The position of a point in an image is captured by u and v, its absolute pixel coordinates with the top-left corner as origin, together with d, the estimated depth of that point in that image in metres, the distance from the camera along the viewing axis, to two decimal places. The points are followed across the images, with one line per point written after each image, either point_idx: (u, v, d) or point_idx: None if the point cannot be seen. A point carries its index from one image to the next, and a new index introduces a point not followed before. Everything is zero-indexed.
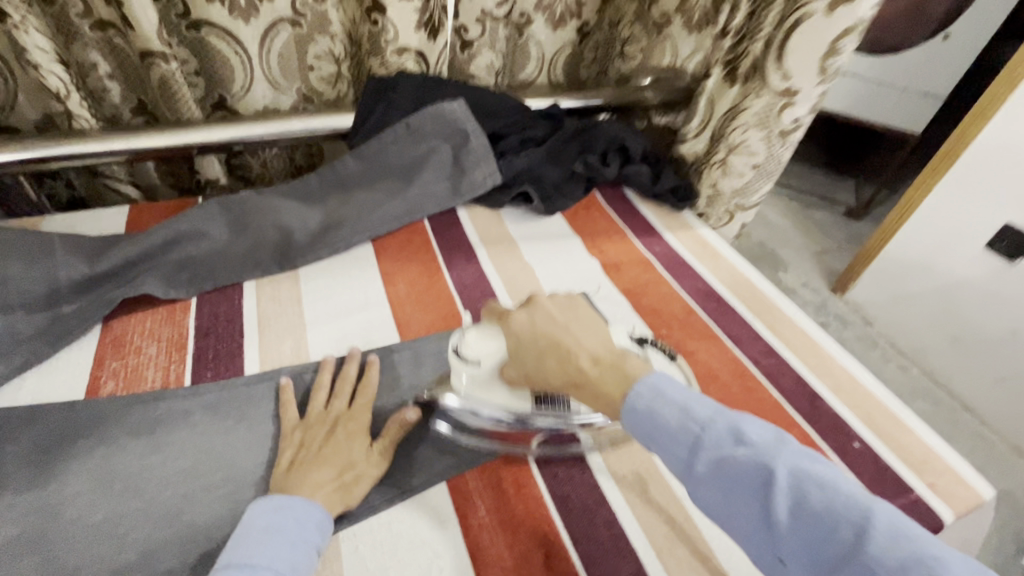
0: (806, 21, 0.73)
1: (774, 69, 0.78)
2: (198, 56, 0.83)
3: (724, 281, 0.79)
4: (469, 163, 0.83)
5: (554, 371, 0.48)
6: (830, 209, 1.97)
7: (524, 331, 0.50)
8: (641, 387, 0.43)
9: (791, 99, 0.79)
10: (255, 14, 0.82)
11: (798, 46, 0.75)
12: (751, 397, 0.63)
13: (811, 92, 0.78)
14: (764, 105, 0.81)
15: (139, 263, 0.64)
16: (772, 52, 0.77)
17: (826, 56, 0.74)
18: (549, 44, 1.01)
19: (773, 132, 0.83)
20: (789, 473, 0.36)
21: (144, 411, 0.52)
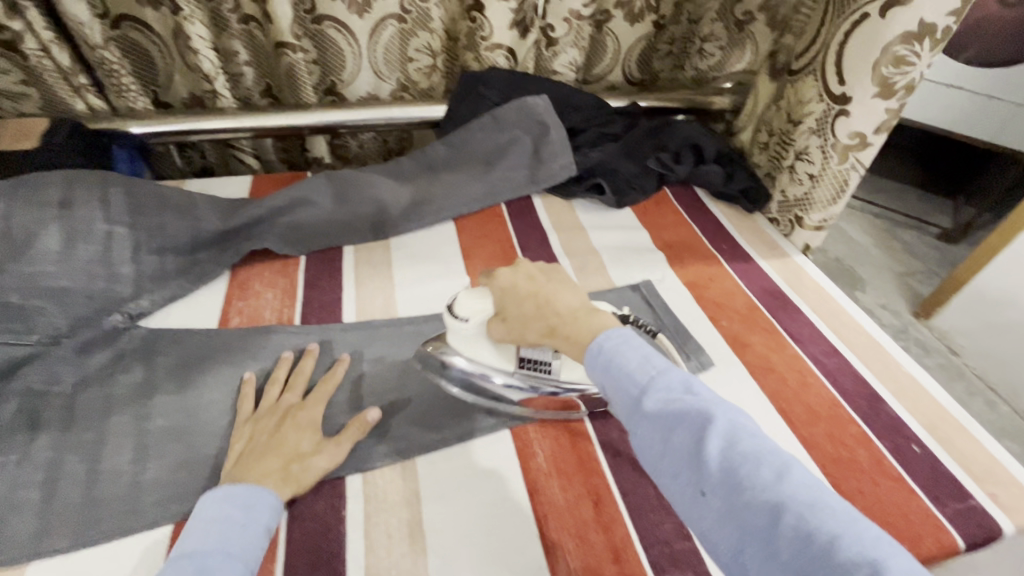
0: (864, 26, 0.74)
1: (832, 73, 0.79)
2: (319, 48, 0.94)
3: (790, 283, 0.80)
4: (547, 153, 0.89)
5: (530, 322, 0.51)
6: (920, 230, 1.85)
7: (504, 289, 0.54)
8: (612, 334, 0.46)
9: (846, 108, 0.78)
10: (367, 9, 0.91)
11: (856, 50, 0.75)
12: (806, 391, 0.64)
13: (869, 106, 0.77)
14: (822, 112, 0.82)
15: (263, 222, 0.75)
16: (830, 56, 0.79)
17: (880, 66, 0.73)
18: (626, 39, 1.02)
19: (830, 142, 0.82)
20: (795, 481, 0.35)
21: (264, 342, 0.63)
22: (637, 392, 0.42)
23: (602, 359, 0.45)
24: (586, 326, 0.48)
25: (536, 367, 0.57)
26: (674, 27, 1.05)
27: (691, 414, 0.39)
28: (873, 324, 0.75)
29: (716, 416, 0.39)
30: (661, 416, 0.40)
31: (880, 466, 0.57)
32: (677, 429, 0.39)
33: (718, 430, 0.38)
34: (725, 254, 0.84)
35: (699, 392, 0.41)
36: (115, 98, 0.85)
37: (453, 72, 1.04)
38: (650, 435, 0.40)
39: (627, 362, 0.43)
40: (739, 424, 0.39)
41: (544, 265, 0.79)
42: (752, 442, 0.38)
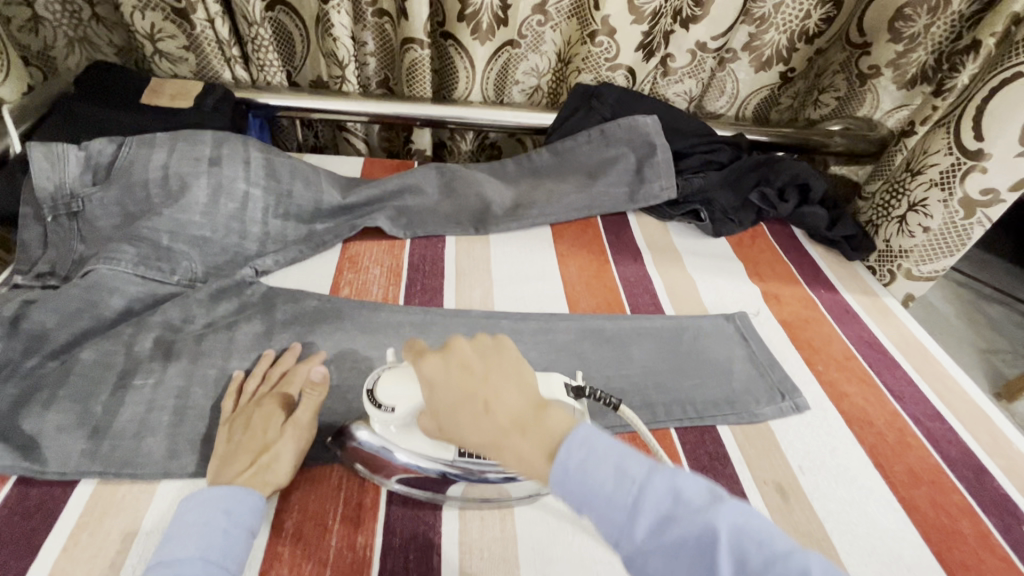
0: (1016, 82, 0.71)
1: (968, 128, 0.76)
2: (441, 60, 0.98)
3: (891, 337, 0.77)
4: (650, 174, 0.89)
5: (469, 427, 0.40)
6: (1008, 306, 1.74)
7: (433, 381, 0.42)
8: (574, 443, 0.37)
9: (983, 164, 0.76)
10: (492, 36, 0.92)
11: (1004, 110, 0.72)
12: (908, 452, 0.61)
13: (1009, 162, 0.74)
14: (951, 166, 0.79)
15: (375, 202, 0.79)
16: (970, 110, 0.76)
17: None
18: (746, 85, 1.04)
19: (957, 198, 0.79)
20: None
21: (370, 313, 0.66)
22: (625, 517, 0.35)
23: (538, 457, 0.38)
24: (521, 439, 0.38)
25: (477, 458, 0.48)
26: (801, 81, 1.05)
27: (689, 540, 0.33)
28: (979, 392, 0.71)
29: (653, 506, 0.35)
30: (605, 518, 0.36)
31: (986, 541, 0.54)
32: (626, 531, 0.35)
33: (662, 524, 0.34)
34: (823, 299, 0.82)
35: (635, 476, 0.36)
36: (256, 72, 0.92)
37: (557, 95, 1.05)
38: (661, 570, 0.34)
39: (603, 486, 0.36)
40: (680, 491, 0.35)
41: (638, 281, 0.79)
42: (761, 548, 0.33)
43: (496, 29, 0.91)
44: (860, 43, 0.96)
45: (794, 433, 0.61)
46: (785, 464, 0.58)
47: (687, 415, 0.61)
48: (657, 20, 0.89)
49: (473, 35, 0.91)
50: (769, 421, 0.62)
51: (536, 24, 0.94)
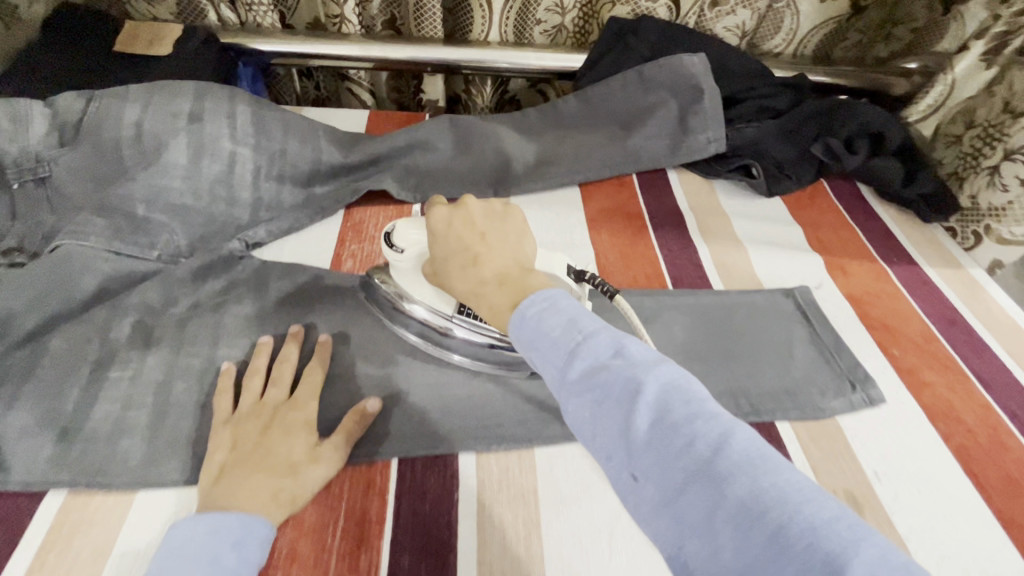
0: None
1: None
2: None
3: (978, 314, 0.66)
4: (696, 123, 0.77)
5: (457, 276, 0.44)
6: None
7: (437, 227, 0.46)
8: (537, 296, 0.37)
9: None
10: None
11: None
12: (1003, 455, 0.52)
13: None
14: None
15: (381, 161, 0.70)
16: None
17: None
18: (808, 17, 0.89)
19: None
20: (742, 450, 0.27)
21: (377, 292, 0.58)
22: (561, 356, 0.33)
23: (529, 326, 0.36)
24: (493, 290, 0.41)
25: (475, 316, 0.51)
26: (874, 12, 0.89)
27: (614, 385, 0.31)
28: None
29: (644, 380, 0.31)
30: (583, 390, 0.32)
31: None
32: (605, 404, 0.31)
33: (645, 399, 0.30)
34: (896, 269, 0.71)
35: (628, 350, 0.32)
36: (246, 13, 0.82)
37: (585, 33, 0.90)
38: (576, 409, 0.32)
39: (549, 325, 0.35)
40: (624, 347, 0.33)
41: (680, 250, 0.69)
42: (688, 407, 0.29)
43: None
44: None
45: (867, 431, 0.53)
46: (856, 468, 0.50)
47: (741, 410, 0.53)
48: None
49: None
50: (837, 417, 0.53)
51: None
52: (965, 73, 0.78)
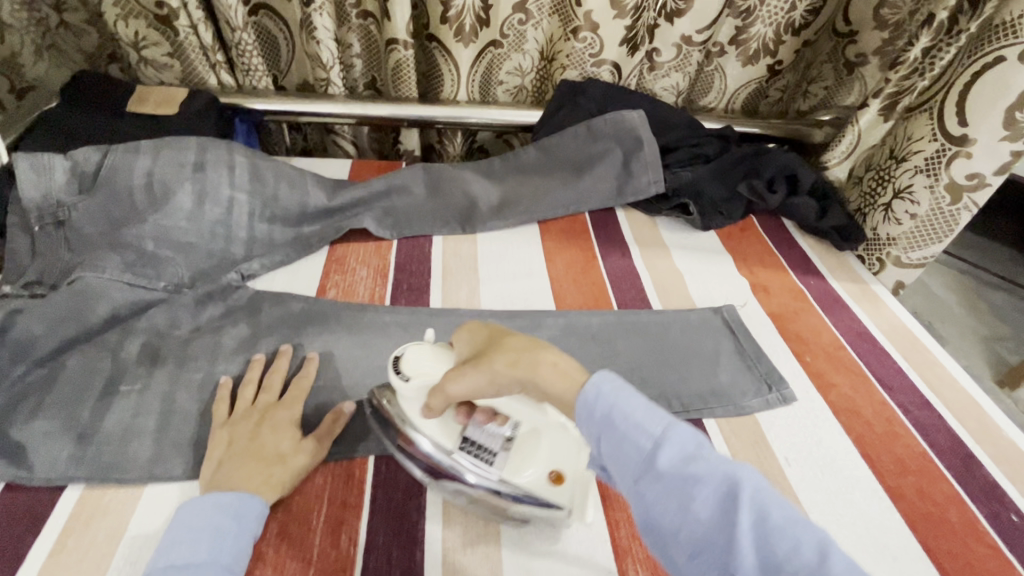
0: (998, 65, 0.72)
1: (952, 112, 0.76)
2: (426, 62, 0.99)
3: (881, 326, 0.77)
4: (637, 168, 0.89)
5: (498, 372, 0.44)
6: (1010, 295, 1.84)
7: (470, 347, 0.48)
8: (607, 380, 0.42)
9: (968, 150, 0.76)
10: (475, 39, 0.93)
11: (984, 94, 0.73)
12: (894, 441, 0.61)
13: (993, 147, 0.75)
14: (936, 150, 0.79)
15: (361, 204, 0.79)
16: (952, 96, 0.76)
17: (1013, 110, 0.72)
18: (735, 79, 1.03)
19: (942, 183, 0.79)
20: (827, 548, 0.34)
21: (356, 314, 0.66)
22: (652, 454, 0.39)
23: (608, 416, 0.40)
24: (545, 356, 0.45)
25: (480, 453, 0.48)
26: (788, 74, 1.05)
27: (711, 486, 0.37)
28: (970, 381, 0.71)
29: (734, 480, 0.37)
30: (677, 488, 0.37)
31: (973, 529, 0.54)
32: (700, 503, 0.37)
33: (740, 499, 0.36)
34: (812, 290, 0.81)
35: (713, 451, 0.39)
36: (242, 76, 0.93)
37: (541, 92, 1.04)
38: (669, 504, 0.37)
39: (638, 423, 0.40)
40: (707, 451, 0.39)
41: (625, 277, 0.79)
42: (777, 509, 0.36)
43: (478, 30, 0.92)
44: (846, 32, 0.96)
45: (780, 425, 0.61)
46: (770, 456, 0.58)
47: (673, 409, 0.61)
48: (639, 13, 0.89)
49: (456, 38, 0.92)
50: (755, 413, 0.62)
51: (517, 23, 0.93)
52: (868, 126, 0.89)
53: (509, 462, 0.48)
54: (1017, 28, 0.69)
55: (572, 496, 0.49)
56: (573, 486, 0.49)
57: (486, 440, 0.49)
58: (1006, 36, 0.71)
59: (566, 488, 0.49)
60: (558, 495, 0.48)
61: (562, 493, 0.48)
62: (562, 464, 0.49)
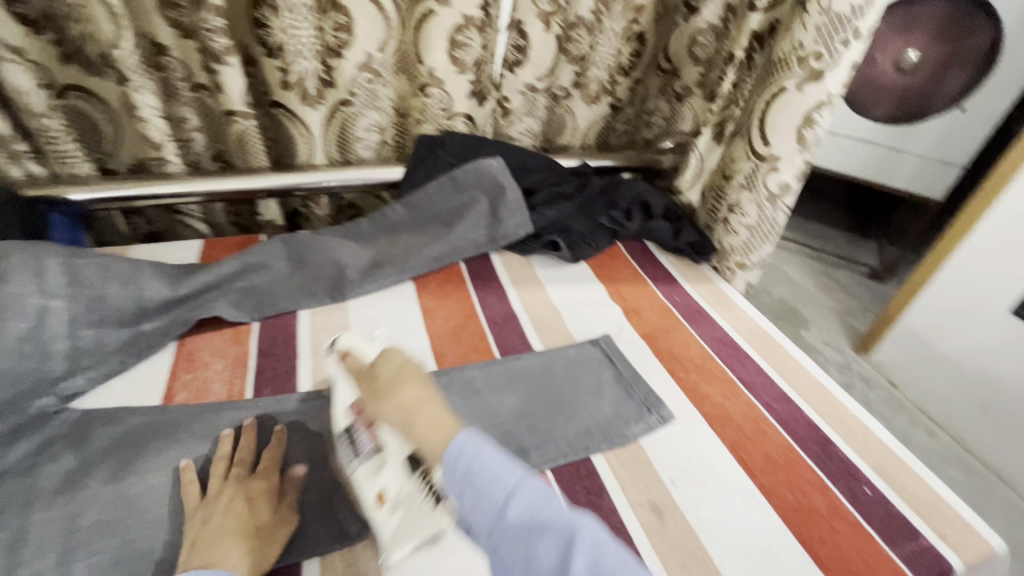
0: (782, 95, 0.81)
1: (757, 136, 0.86)
2: (275, 129, 0.94)
3: (739, 330, 0.84)
4: (504, 212, 0.90)
5: (380, 400, 0.53)
6: (854, 271, 2.13)
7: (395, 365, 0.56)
8: (461, 439, 0.46)
9: (773, 165, 0.85)
10: (321, 100, 0.91)
11: (778, 118, 0.82)
12: (762, 439, 0.66)
13: (794, 161, 0.84)
14: (752, 169, 0.89)
15: (212, 289, 0.73)
16: (755, 121, 0.86)
17: (801, 129, 0.81)
18: (584, 118, 1.11)
19: (763, 196, 0.89)
20: None
21: (212, 419, 0.60)
22: (496, 506, 0.43)
23: (461, 475, 0.44)
24: (426, 409, 0.50)
25: (352, 440, 0.55)
26: (629, 109, 1.15)
27: (549, 529, 0.41)
28: (817, 368, 0.79)
29: (576, 530, 0.40)
30: (518, 534, 0.41)
31: (837, 510, 0.59)
32: (539, 543, 0.40)
33: (579, 545, 0.39)
34: (678, 306, 0.88)
35: (557, 500, 0.43)
36: (56, 165, 0.85)
37: (402, 146, 1.04)
38: (512, 550, 0.41)
39: (485, 478, 0.43)
40: (551, 498, 0.43)
41: (503, 321, 0.80)
42: (615, 557, 0.39)
43: (324, 92, 0.91)
44: (670, 69, 1.08)
45: (661, 446, 0.64)
46: (657, 481, 0.60)
47: (562, 453, 0.61)
48: (481, 68, 0.93)
49: (303, 101, 0.90)
50: (638, 440, 0.64)
51: (366, 82, 0.92)
52: (706, 150, 1.01)
53: (365, 468, 0.53)
54: (792, 63, 0.79)
55: (386, 522, 0.50)
56: (390, 513, 0.50)
57: (364, 440, 0.54)
58: (786, 69, 0.81)
59: (383, 512, 0.50)
60: (378, 516, 0.50)
61: (380, 515, 0.50)
62: (386, 489, 0.51)
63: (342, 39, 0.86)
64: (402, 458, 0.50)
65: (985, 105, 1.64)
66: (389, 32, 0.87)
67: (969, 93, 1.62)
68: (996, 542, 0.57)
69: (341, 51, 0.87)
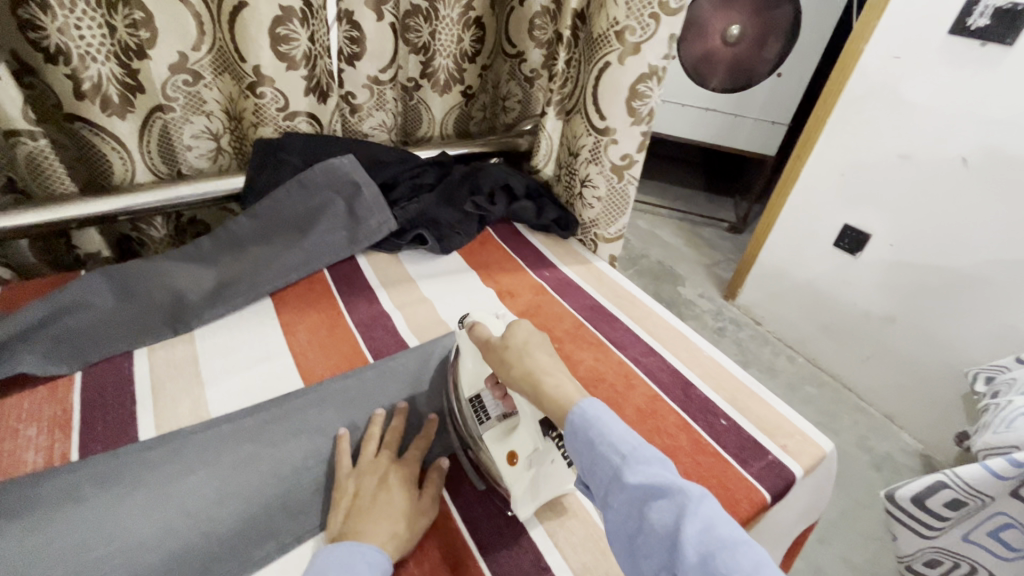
0: (608, 69, 0.85)
1: (594, 112, 0.90)
2: (79, 146, 0.81)
3: (607, 296, 0.89)
4: (363, 212, 0.87)
5: (505, 367, 0.56)
6: (715, 226, 2.35)
7: (492, 340, 0.60)
8: (599, 405, 0.49)
9: (611, 138, 0.90)
10: (131, 108, 0.81)
11: (608, 92, 0.86)
12: (633, 394, 0.70)
13: (629, 131, 0.89)
14: (594, 143, 0.92)
15: (13, 344, 0.62)
16: (588, 97, 0.90)
17: (630, 101, 0.86)
18: (438, 108, 1.09)
19: (607, 168, 0.93)
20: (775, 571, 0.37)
21: (25, 492, 0.50)
22: (615, 465, 0.44)
23: (581, 433, 0.47)
24: (550, 377, 0.53)
25: (479, 407, 0.61)
26: (482, 95, 1.15)
27: (667, 489, 0.42)
28: (676, 319, 0.86)
29: (689, 496, 0.41)
30: (629, 491, 0.43)
31: (699, 446, 0.64)
32: (649, 501, 0.42)
33: (691, 509, 0.40)
34: (549, 280, 0.90)
35: (673, 471, 0.44)
36: None
37: (242, 152, 0.96)
38: (624, 507, 0.43)
39: (611, 436, 0.46)
40: (668, 468, 0.44)
41: (374, 322, 0.77)
42: (718, 524, 0.40)
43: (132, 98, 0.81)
44: (515, 53, 1.10)
45: None
46: None
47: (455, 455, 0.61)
48: (314, 62, 0.86)
49: (106, 112, 0.78)
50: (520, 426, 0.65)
51: (183, 83, 0.84)
52: (553, 130, 1.06)
53: (494, 431, 0.59)
54: (611, 38, 0.82)
55: (516, 479, 0.56)
56: (522, 469, 0.56)
57: (490, 405, 0.61)
58: (606, 44, 0.83)
59: (515, 469, 0.56)
60: (510, 473, 0.57)
61: (512, 474, 0.56)
62: (519, 449, 0.57)
63: (140, 36, 0.77)
64: (539, 419, 0.56)
65: (798, 71, 1.84)
66: (202, 30, 0.80)
67: (782, 59, 1.84)
68: (824, 444, 0.67)
69: (144, 51, 0.79)
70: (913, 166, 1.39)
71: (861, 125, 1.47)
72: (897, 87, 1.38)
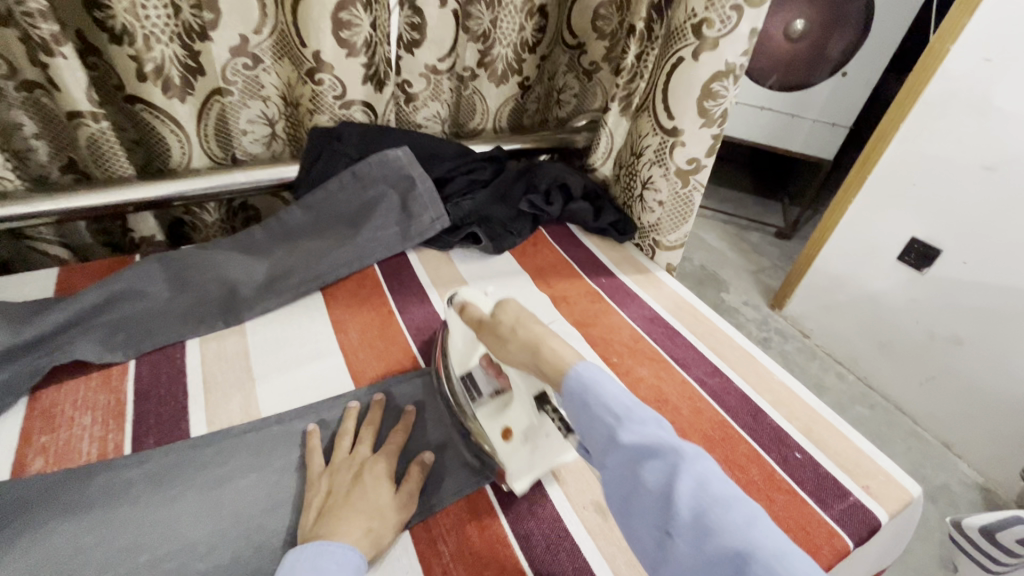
0: (680, 65, 0.79)
1: (662, 109, 0.84)
2: (139, 129, 0.82)
3: (666, 307, 0.84)
4: (416, 208, 0.83)
5: (500, 344, 0.57)
6: (762, 231, 2.25)
7: (482, 319, 0.61)
8: (594, 368, 0.49)
9: (680, 139, 0.84)
10: (190, 91, 0.81)
11: (678, 89, 0.80)
12: (699, 419, 0.65)
13: (699, 134, 0.82)
14: (659, 143, 0.87)
15: (73, 327, 0.62)
16: (658, 94, 0.84)
17: (702, 100, 0.79)
18: (493, 100, 1.05)
19: (672, 170, 0.87)
20: (763, 527, 0.38)
21: (84, 487, 0.50)
22: (610, 425, 0.44)
23: (578, 394, 0.47)
24: (550, 344, 0.54)
25: (470, 385, 0.62)
26: (538, 87, 1.10)
27: (663, 450, 0.42)
28: (742, 336, 0.80)
29: (685, 457, 0.41)
30: (625, 451, 0.42)
31: (772, 481, 0.59)
32: (642, 459, 0.42)
33: (687, 470, 0.40)
34: (606, 288, 0.86)
35: (668, 430, 0.44)
36: None
37: (297, 139, 0.94)
38: (620, 467, 0.42)
39: (607, 397, 0.46)
40: (662, 426, 0.45)
41: (425, 324, 0.74)
42: (715, 484, 0.40)
43: (192, 82, 0.80)
44: (575, 44, 1.05)
45: None
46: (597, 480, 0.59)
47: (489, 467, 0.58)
48: (373, 49, 0.83)
49: (167, 95, 0.78)
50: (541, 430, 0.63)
51: (243, 67, 0.82)
52: (615, 125, 1.00)
53: (487, 407, 0.60)
54: (686, 31, 0.77)
55: (514, 453, 0.57)
56: (517, 444, 0.57)
57: (481, 383, 0.61)
58: (681, 38, 0.78)
59: (511, 445, 0.57)
60: (504, 449, 0.57)
61: (506, 449, 0.57)
62: (513, 425, 0.58)
63: (204, 18, 0.75)
64: (533, 393, 0.57)
65: (866, 71, 1.73)
66: (264, 13, 0.78)
67: (850, 57, 1.72)
68: (912, 488, 0.60)
69: (206, 33, 0.77)
70: (998, 179, 1.28)
71: (938, 132, 1.36)
72: (984, 93, 1.27)
